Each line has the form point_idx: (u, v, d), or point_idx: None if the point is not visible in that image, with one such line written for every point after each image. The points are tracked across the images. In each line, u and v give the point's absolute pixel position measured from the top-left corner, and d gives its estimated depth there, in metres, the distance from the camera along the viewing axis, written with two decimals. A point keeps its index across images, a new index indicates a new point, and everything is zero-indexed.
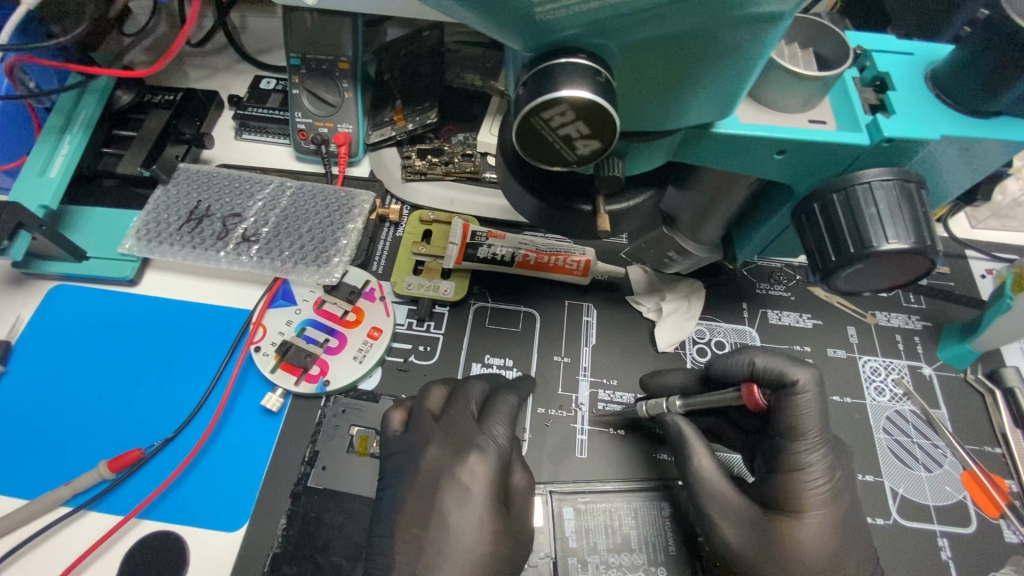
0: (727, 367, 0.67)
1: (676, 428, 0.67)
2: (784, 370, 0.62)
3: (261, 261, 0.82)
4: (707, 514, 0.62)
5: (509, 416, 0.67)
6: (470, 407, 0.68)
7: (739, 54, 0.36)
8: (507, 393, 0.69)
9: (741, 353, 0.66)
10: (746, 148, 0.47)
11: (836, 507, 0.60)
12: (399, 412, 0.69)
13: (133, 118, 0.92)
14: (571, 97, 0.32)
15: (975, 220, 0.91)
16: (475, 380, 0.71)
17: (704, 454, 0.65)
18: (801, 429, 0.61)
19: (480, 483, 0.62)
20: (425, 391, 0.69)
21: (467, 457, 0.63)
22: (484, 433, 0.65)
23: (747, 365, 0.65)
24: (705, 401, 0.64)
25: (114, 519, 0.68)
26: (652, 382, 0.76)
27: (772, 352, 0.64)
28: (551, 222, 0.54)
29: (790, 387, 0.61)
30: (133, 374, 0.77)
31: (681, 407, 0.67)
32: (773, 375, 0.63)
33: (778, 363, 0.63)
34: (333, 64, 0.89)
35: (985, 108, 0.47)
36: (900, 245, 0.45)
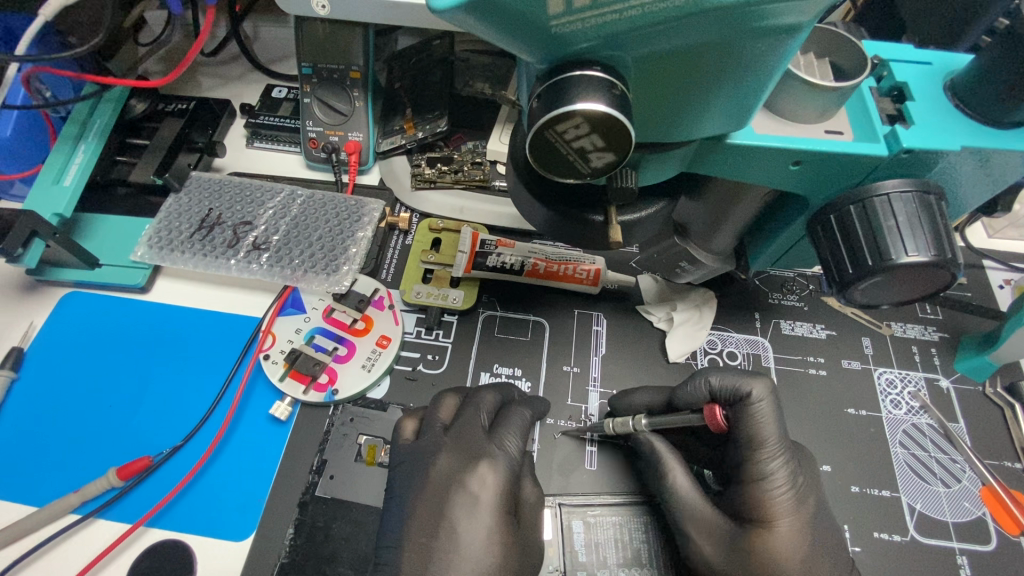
0: (690, 388, 0.66)
1: (648, 445, 0.66)
2: (740, 385, 0.61)
3: (272, 269, 0.82)
4: (683, 532, 0.62)
5: (521, 428, 0.67)
6: (480, 415, 0.67)
7: (757, 65, 0.36)
8: (519, 407, 0.69)
9: (697, 375, 0.66)
10: (762, 159, 0.47)
11: (803, 512, 0.59)
12: (411, 421, 0.70)
13: (146, 126, 0.93)
14: (586, 110, 0.32)
15: (992, 229, 0.90)
16: (487, 389, 0.70)
17: (680, 472, 0.64)
18: (760, 439, 0.60)
19: (491, 495, 0.61)
20: (437, 401, 0.69)
21: (478, 466, 0.62)
22: (496, 443, 0.65)
23: (704, 384, 0.64)
24: (664, 421, 0.63)
25: (121, 528, 0.68)
26: (619, 403, 0.74)
27: (725, 369, 0.64)
28: (563, 232, 0.53)
29: (747, 399, 0.61)
30: (143, 382, 0.77)
31: (646, 426, 0.66)
32: (728, 391, 0.62)
33: (732, 377, 0.62)
34: (344, 73, 0.90)
35: (1007, 119, 0.46)
36: (919, 258, 0.44)
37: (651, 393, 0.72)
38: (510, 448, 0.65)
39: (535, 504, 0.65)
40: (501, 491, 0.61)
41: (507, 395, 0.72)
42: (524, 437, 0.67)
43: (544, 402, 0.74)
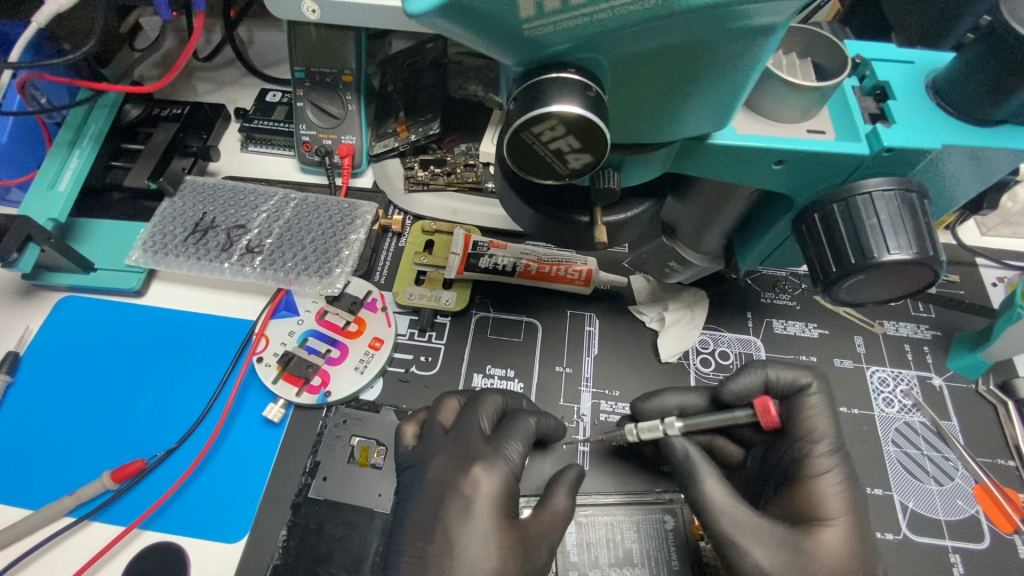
0: (740, 386, 0.65)
1: (685, 448, 0.63)
2: (794, 377, 0.63)
3: (265, 272, 0.82)
4: (732, 543, 0.56)
5: (525, 436, 0.66)
6: (481, 422, 0.66)
7: (733, 66, 0.36)
8: (525, 414, 0.68)
9: (749, 367, 0.66)
10: (745, 158, 0.47)
11: (857, 512, 0.58)
12: (411, 425, 0.68)
13: (141, 131, 0.94)
14: (561, 112, 0.32)
15: (985, 227, 0.90)
16: (491, 392, 0.70)
17: (717, 485, 0.60)
18: (817, 432, 0.61)
19: (487, 497, 0.60)
20: (437, 405, 0.68)
21: (471, 469, 0.61)
22: (500, 450, 0.64)
23: (762, 376, 0.65)
24: (703, 422, 0.65)
25: (115, 530, 0.69)
26: (645, 406, 0.71)
27: (778, 362, 0.65)
28: (549, 234, 0.54)
29: (804, 388, 0.63)
30: (137, 385, 0.78)
31: (680, 429, 0.66)
32: (785, 383, 0.64)
33: (785, 370, 0.64)
34: (337, 77, 0.90)
35: (987, 117, 0.46)
36: (901, 256, 0.44)
37: (682, 394, 0.72)
38: (514, 458, 0.64)
39: (568, 515, 0.64)
40: (497, 495, 0.61)
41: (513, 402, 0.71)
42: (529, 447, 0.66)
43: (556, 422, 0.72)
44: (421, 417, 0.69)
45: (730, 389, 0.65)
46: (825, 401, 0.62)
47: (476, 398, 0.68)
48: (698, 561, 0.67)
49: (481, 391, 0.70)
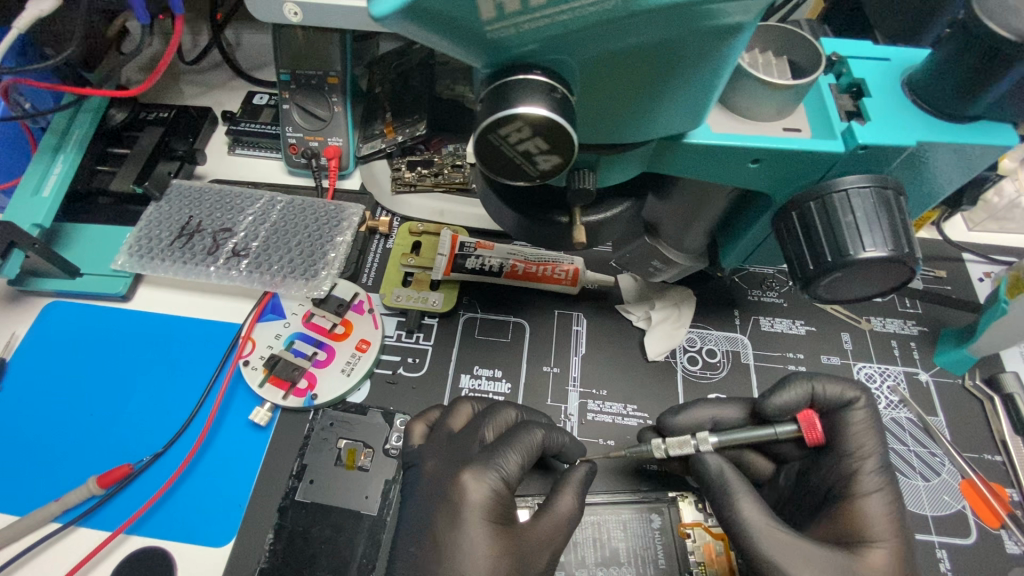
0: (781, 401, 0.64)
1: (720, 467, 0.62)
2: (841, 391, 0.63)
3: (250, 276, 0.82)
4: (771, 562, 0.55)
5: (527, 448, 0.63)
6: (483, 433, 0.65)
7: (701, 65, 0.36)
8: (533, 424, 0.65)
9: (794, 378, 0.65)
10: (720, 157, 0.47)
11: (903, 534, 0.57)
12: (420, 424, 0.69)
13: (127, 135, 0.94)
14: (526, 114, 0.32)
15: (971, 222, 0.90)
16: (506, 404, 0.70)
17: (751, 505, 0.59)
18: (864, 448, 0.60)
19: (478, 501, 0.59)
20: (453, 407, 0.70)
21: (460, 475, 0.60)
22: (496, 458, 0.61)
23: (808, 390, 0.64)
24: (738, 439, 0.63)
25: (102, 536, 0.69)
26: (674, 419, 0.69)
27: (825, 375, 0.65)
28: (529, 235, 0.54)
29: (849, 403, 0.62)
30: (124, 389, 0.78)
31: (714, 445, 0.63)
32: (831, 400, 0.63)
33: (831, 384, 0.64)
34: (323, 79, 0.90)
35: (962, 113, 0.46)
36: (877, 253, 0.44)
37: (713, 407, 0.70)
38: (511, 470, 0.61)
39: (571, 517, 0.62)
40: (487, 501, 0.59)
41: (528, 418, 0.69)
42: (528, 461, 0.63)
43: (562, 432, 0.69)
44: (438, 412, 0.71)
45: (772, 402, 0.64)
46: (870, 417, 0.62)
47: (493, 409, 0.68)
48: (685, 560, 0.67)
49: (496, 404, 0.70)
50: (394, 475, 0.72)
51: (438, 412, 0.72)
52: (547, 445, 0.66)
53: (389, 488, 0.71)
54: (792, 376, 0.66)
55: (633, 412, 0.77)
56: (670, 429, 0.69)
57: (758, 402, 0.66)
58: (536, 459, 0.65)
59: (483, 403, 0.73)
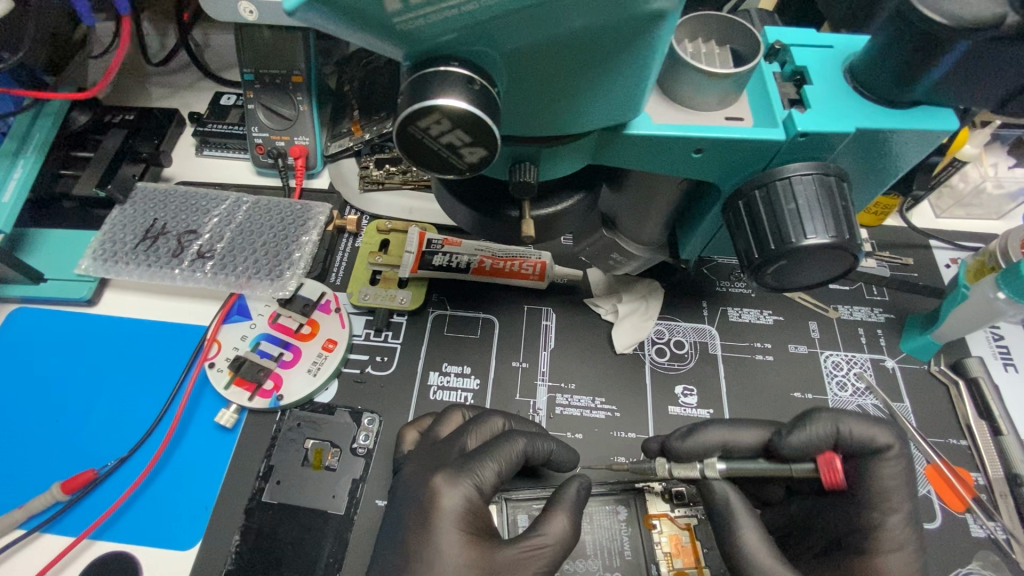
0: (799, 440, 0.58)
1: (725, 495, 0.60)
2: (874, 436, 0.57)
3: (216, 277, 0.82)
4: None
5: (509, 458, 0.62)
6: (464, 441, 0.65)
7: (625, 55, 0.36)
8: (515, 433, 0.64)
9: (818, 414, 0.59)
10: (663, 149, 0.47)
11: None
12: (412, 432, 0.70)
13: (91, 139, 0.93)
14: (445, 106, 0.32)
15: (939, 209, 0.90)
16: (494, 413, 0.69)
17: (751, 526, 0.59)
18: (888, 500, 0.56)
19: (451, 508, 0.58)
20: (443, 415, 0.70)
21: (433, 479, 0.60)
22: (472, 465, 0.61)
23: (833, 428, 0.58)
24: (746, 470, 0.60)
25: (67, 542, 0.68)
26: (682, 444, 0.65)
27: (855, 414, 0.58)
28: (481, 229, 0.53)
29: (884, 454, 0.57)
30: (89, 394, 0.77)
31: (721, 472, 0.60)
32: (861, 442, 0.57)
33: (865, 425, 0.58)
34: (287, 78, 0.89)
35: (903, 99, 0.46)
36: (818, 240, 0.44)
37: (727, 428, 0.65)
38: (486, 477, 0.61)
39: (565, 538, 0.60)
40: (462, 510, 0.58)
41: (516, 427, 0.68)
42: (508, 471, 0.62)
43: (553, 440, 0.68)
44: (430, 419, 0.72)
45: (789, 441, 0.59)
46: (904, 471, 0.57)
47: (480, 417, 0.67)
48: (652, 550, 0.67)
49: (484, 411, 0.69)
50: (362, 474, 0.72)
51: (430, 420, 0.72)
52: (531, 454, 0.65)
53: (356, 487, 0.71)
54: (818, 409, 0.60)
55: (601, 405, 0.77)
56: (674, 453, 0.65)
57: (774, 438, 0.61)
58: (518, 467, 0.64)
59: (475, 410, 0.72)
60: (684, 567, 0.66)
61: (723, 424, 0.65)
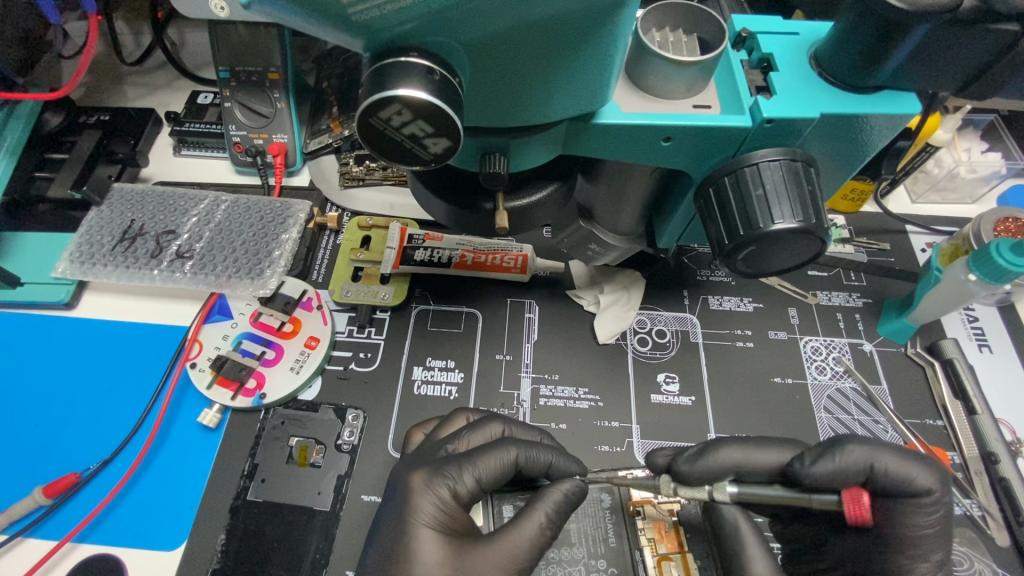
0: (824, 471, 0.55)
1: (734, 520, 0.60)
2: (914, 477, 0.55)
3: (195, 277, 0.81)
4: None
5: (501, 462, 0.62)
6: (453, 445, 0.65)
7: (586, 43, 0.37)
8: (506, 443, 0.63)
9: (851, 445, 0.56)
10: (631, 137, 0.47)
11: None
12: (418, 433, 0.71)
13: (65, 140, 0.92)
14: (405, 96, 0.33)
15: (915, 194, 0.91)
16: (495, 417, 0.68)
17: (759, 553, 0.58)
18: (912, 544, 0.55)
19: (421, 504, 0.59)
20: (448, 419, 0.70)
21: (410, 477, 0.61)
22: (447, 469, 0.61)
23: (868, 462, 0.55)
24: (759, 495, 0.56)
25: (50, 546, 0.68)
26: (694, 467, 0.60)
27: (895, 451, 0.56)
28: (456, 222, 0.54)
29: (927, 502, 0.55)
30: (70, 396, 0.77)
31: (732, 495, 0.56)
32: (897, 480, 0.55)
33: (905, 465, 0.55)
34: (263, 75, 0.88)
35: (865, 84, 0.47)
36: (785, 225, 0.45)
37: (745, 448, 0.61)
38: (463, 485, 0.60)
39: (539, 537, 0.59)
40: (435, 511, 0.59)
41: (515, 434, 0.67)
42: (490, 477, 0.61)
43: (546, 437, 0.69)
44: (436, 421, 0.72)
45: (812, 471, 0.55)
46: (941, 518, 0.55)
47: (479, 423, 0.67)
48: (636, 535, 0.68)
49: (488, 415, 0.69)
50: (347, 470, 0.72)
51: (436, 422, 0.72)
52: (525, 464, 0.63)
53: (342, 482, 0.71)
54: (851, 439, 0.57)
55: (585, 395, 0.78)
56: (681, 476, 0.61)
57: (793, 467, 0.57)
58: (509, 476, 0.63)
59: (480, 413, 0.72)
60: (668, 552, 0.66)
61: (741, 442, 0.61)
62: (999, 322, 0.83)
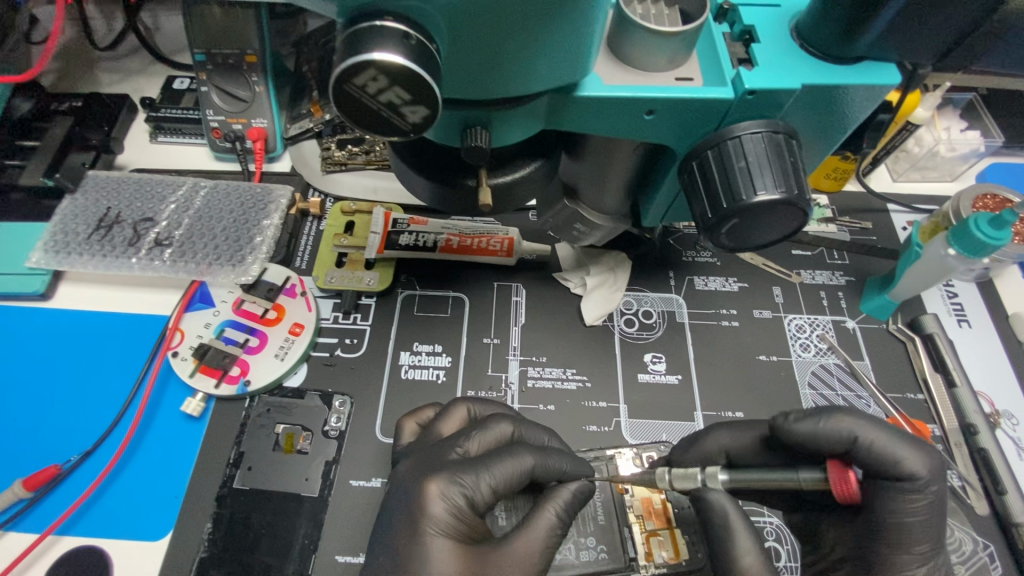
0: (806, 429, 0.56)
1: (721, 509, 0.57)
2: (900, 458, 0.53)
3: (175, 265, 0.80)
4: None
5: (513, 471, 0.60)
6: (464, 446, 0.62)
7: (563, 11, 0.36)
8: (522, 449, 0.61)
9: (844, 415, 0.55)
10: (614, 111, 0.47)
11: None
12: (411, 422, 0.69)
13: (37, 127, 0.89)
14: (380, 59, 0.33)
15: (896, 173, 0.92)
16: (501, 417, 0.65)
17: (747, 546, 0.57)
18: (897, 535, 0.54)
19: (438, 515, 0.56)
20: (448, 410, 0.68)
21: (427, 485, 0.57)
22: (464, 473, 0.58)
23: (851, 435, 0.54)
24: (749, 479, 0.56)
25: (31, 540, 0.67)
26: (686, 455, 0.65)
27: (882, 428, 0.54)
28: (440, 201, 0.53)
29: (915, 488, 0.53)
30: (50, 387, 0.75)
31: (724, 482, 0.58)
32: (881, 460, 0.53)
33: (891, 444, 0.53)
34: (240, 58, 0.86)
35: (846, 55, 0.47)
36: (768, 196, 0.45)
37: (731, 432, 0.64)
38: (479, 492, 0.58)
39: (551, 535, 0.59)
40: (450, 518, 0.56)
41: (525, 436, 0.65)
42: (507, 485, 0.60)
43: (541, 428, 0.68)
44: (432, 411, 0.71)
45: (792, 428, 0.57)
46: (926, 505, 0.53)
47: (486, 422, 0.64)
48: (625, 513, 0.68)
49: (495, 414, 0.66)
50: (335, 455, 0.72)
51: (431, 411, 0.71)
52: (540, 470, 0.62)
53: (330, 468, 0.71)
54: (849, 412, 0.56)
55: (572, 376, 0.78)
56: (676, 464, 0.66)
57: (776, 422, 0.58)
58: (521, 484, 0.61)
59: (483, 408, 0.69)
60: (656, 528, 0.67)
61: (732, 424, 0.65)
62: (977, 297, 0.84)
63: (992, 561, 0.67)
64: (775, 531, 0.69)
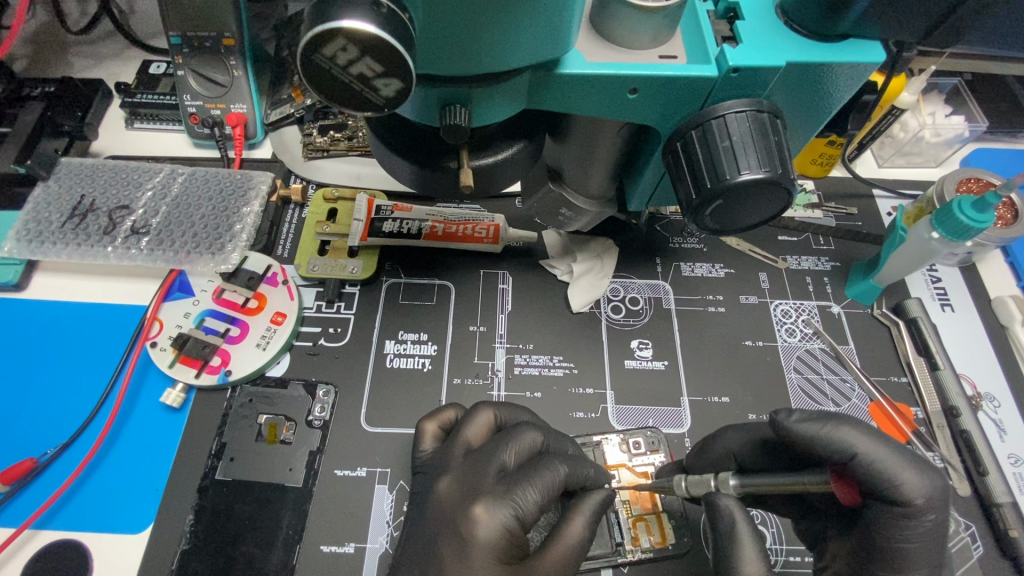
0: (807, 431, 0.52)
1: (731, 516, 0.55)
2: (903, 482, 0.49)
3: (152, 253, 0.78)
4: None
5: (552, 485, 0.57)
6: (503, 457, 0.58)
7: None
8: (558, 460, 0.59)
9: (847, 427, 0.51)
10: (596, 89, 0.46)
11: None
12: (432, 424, 0.65)
13: (7, 112, 0.86)
14: (348, 27, 0.32)
15: (881, 159, 0.92)
16: (527, 425, 0.62)
17: (751, 556, 0.54)
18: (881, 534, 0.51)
19: (489, 540, 0.53)
20: (474, 413, 0.63)
21: (473, 508, 0.54)
22: (515, 491, 0.56)
23: (850, 451, 0.50)
24: (760, 485, 0.54)
25: (7, 533, 0.65)
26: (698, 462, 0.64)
27: (891, 449, 0.50)
28: (420, 184, 0.52)
29: (915, 513, 0.49)
30: (28, 379, 0.73)
31: (735, 488, 0.56)
32: (878, 479, 0.50)
33: (898, 467, 0.49)
34: (217, 41, 0.83)
35: (831, 32, 0.47)
36: (752, 176, 0.44)
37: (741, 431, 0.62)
38: (528, 507, 0.56)
39: (582, 546, 0.58)
40: (501, 542, 0.53)
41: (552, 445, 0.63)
42: (549, 499, 0.57)
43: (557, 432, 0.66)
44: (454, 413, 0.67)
45: (792, 425, 0.53)
46: (925, 534, 0.49)
47: (512, 431, 0.60)
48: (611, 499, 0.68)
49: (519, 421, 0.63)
50: (319, 445, 0.71)
51: (453, 413, 0.67)
52: (572, 478, 0.60)
53: (314, 458, 0.70)
54: (852, 423, 0.52)
55: (559, 362, 0.77)
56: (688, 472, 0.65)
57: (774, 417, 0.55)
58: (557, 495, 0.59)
59: (509, 414, 0.65)
60: (643, 513, 0.68)
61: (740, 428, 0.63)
62: (961, 282, 0.85)
63: (973, 541, 0.68)
64: (760, 515, 0.70)
